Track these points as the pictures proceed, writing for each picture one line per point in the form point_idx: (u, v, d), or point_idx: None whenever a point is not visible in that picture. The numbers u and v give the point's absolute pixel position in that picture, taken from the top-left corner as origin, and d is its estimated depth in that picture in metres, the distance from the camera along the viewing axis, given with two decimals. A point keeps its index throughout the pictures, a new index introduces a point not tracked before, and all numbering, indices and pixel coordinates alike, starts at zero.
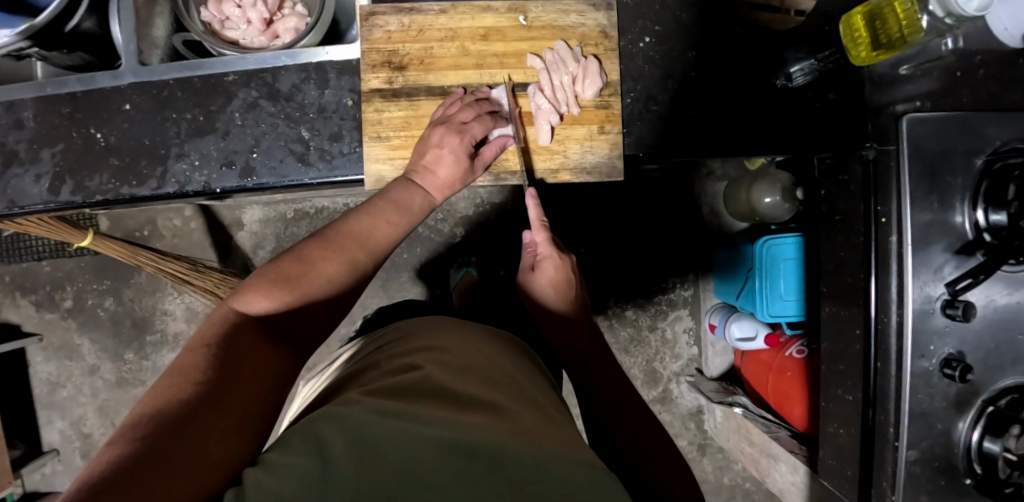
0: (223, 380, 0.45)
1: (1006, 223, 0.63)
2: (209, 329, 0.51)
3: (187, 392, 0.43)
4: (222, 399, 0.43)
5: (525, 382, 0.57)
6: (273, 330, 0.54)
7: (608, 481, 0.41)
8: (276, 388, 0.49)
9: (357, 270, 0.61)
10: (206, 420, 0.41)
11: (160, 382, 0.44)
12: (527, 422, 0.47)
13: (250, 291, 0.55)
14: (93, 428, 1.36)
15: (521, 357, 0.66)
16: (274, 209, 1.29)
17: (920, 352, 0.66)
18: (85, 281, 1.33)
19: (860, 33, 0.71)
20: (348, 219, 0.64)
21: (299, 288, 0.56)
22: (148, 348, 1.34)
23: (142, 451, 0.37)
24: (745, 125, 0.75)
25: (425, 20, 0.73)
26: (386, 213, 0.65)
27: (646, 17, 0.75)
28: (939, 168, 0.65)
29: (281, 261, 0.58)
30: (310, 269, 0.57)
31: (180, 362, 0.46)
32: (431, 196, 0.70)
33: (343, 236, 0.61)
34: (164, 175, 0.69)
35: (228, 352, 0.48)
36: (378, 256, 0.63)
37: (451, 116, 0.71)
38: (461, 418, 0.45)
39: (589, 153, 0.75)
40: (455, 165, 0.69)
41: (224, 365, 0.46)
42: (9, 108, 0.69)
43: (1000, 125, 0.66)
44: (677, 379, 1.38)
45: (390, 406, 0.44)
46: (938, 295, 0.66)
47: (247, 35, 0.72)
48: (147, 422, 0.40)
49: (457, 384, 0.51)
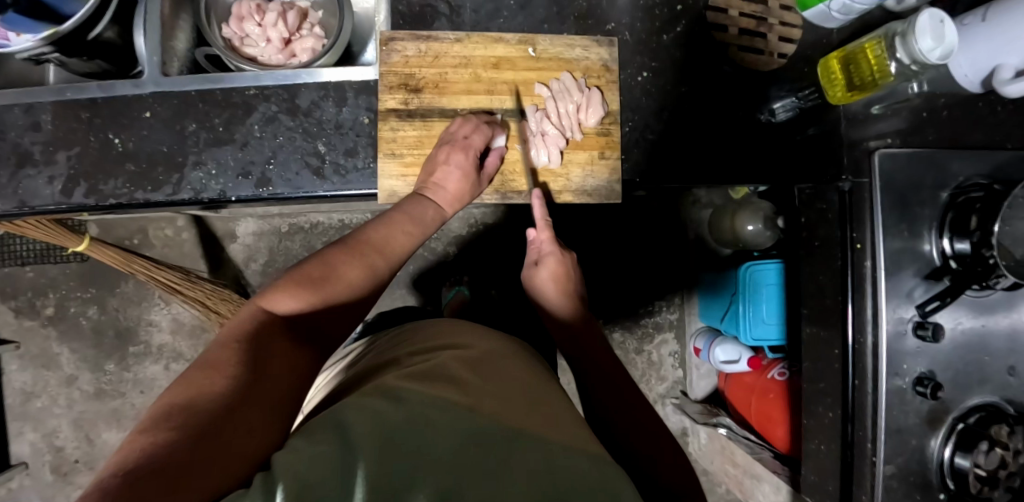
0: (250, 376, 0.46)
1: (970, 251, 0.68)
2: (238, 326, 0.52)
3: (217, 386, 0.43)
4: (249, 394, 0.44)
5: (538, 382, 0.58)
6: (298, 327, 0.55)
7: (611, 473, 0.44)
8: (301, 387, 0.50)
9: (376, 277, 0.63)
10: (238, 412, 0.42)
11: (193, 374, 0.45)
12: (537, 414, 0.50)
13: (275, 292, 0.56)
14: (66, 441, 1.32)
15: (530, 358, 0.68)
16: (269, 222, 1.30)
17: (894, 370, 0.71)
18: (69, 289, 1.31)
19: (836, 75, 0.78)
20: (365, 228, 0.67)
21: (324, 290, 0.58)
22: (130, 359, 1.31)
23: (172, 443, 0.37)
24: (735, 156, 0.80)
25: (441, 47, 0.77)
26: (402, 225, 0.68)
27: (644, 53, 0.81)
28: (910, 199, 0.71)
29: (305, 266, 0.60)
30: (334, 274, 0.60)
31: (211, 355, 0.47)
32: (443, 210, 0.73)
33: (363, 245, 0.64)
34: (179, 182, 0.71)
35: (258, 350, 0.49)
36: (395, 265, 0.67)
37: (451, 135, 0.74)
38: (478, 412, 0.46)
39: (590, 178, 0.79)
40: (464, 180, 0.72)
41: (251, 361, 0.48)
42: (28, 111, 0.71)
43: (963, 162, 0.73)
44: (662, 401, 1.42)
45: (409, 396, 0.46)
46: (910, 317, 0.71)
47: (266, 52, 0.76)
48: (180, 414, 0.40)
49: (469, 376, 0.53)
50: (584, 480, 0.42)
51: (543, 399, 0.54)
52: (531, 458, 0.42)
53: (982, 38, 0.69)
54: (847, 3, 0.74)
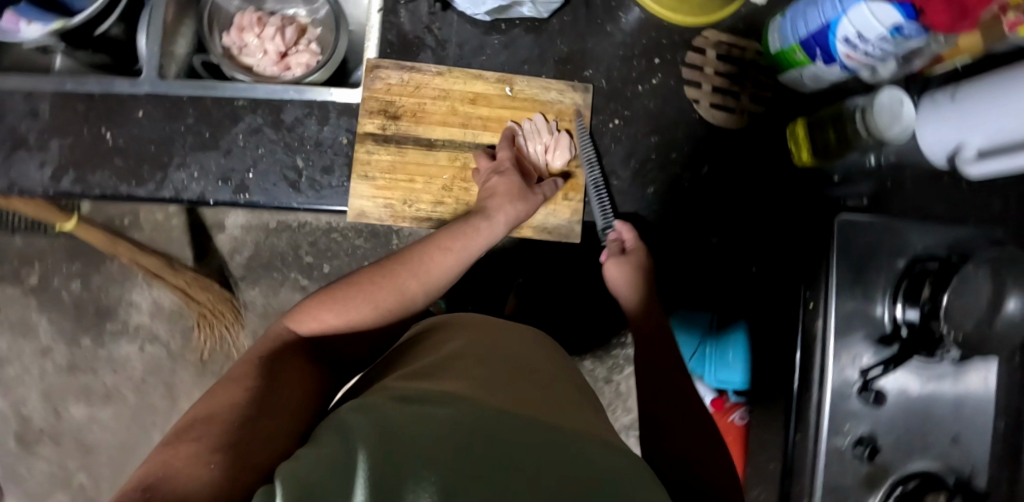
0: (267, 388, 0.49)
1: (918, 319, 0.71)
2: (264, 344, 0.57)
3: (237, 398, 0.47)
4: (266, 406, 0.47)
5: (545, 377, 0.58)
6: (319, 348, 0.60)
7: (628, 462, 0.43)
8: (314, 398, 0.53)
9: (404, 298, 0.65)
10: (257, 422, 0.44)
11: (218, 387, 0.49)
12: (546, 409, 0.49)
13: (302, 312, 0.61)
14: (33, 411, 1.33)
15: (543, 350, 0.66)
16: (257, 217, 1.32)
17: (835, 429, 0.73)
18: (55, 261, 1.33)
19: (798, 140, 0.84)
20: (406, 252, 0.70)
21: (345, 307, 0.62)
22: (106, 337, 1.33)
23: (191, 451, 0.39)
24: (696, 207, 0.86)
25: (423, 78, 0.80)
26: (436, 244, 0.71)
27: (618, 101, 0.86)
28: (866, 266, 0.74)
29: (330, 288, 0.64)
30: (360, 291, 0.63)
31: (234, 372, 0.51)
32: (493, 219, 0.75)
33: (397, 267, 0.67)
34: (163, 180, 0.74)
35: (276, 366, 0.53)
36: (431, 288, 0.68)
37: (492, 168, 0.78)
38: (486, 404, 0.45)
39: (551, 216, 0.84)
40: (512, 183, 0.77)
41: (270, 376, 0.51)
42: (28, 98, 0.74)
43: (923, 234, 0.74)
44: (626, 432, 1.43)
45: (412, 398, 0.44)
46: (854, 379, 0.73)
47: (261, 64, 0.80)
48: (199, 425, 0.43)
49: (474, 372, 0.52)
50: (603, 464, 0.41)
51: (548, 394, 0.53)
52: (543, 444, 0.41)
53: (948, 116, 0.72)
54: (817, 74, 0.79)
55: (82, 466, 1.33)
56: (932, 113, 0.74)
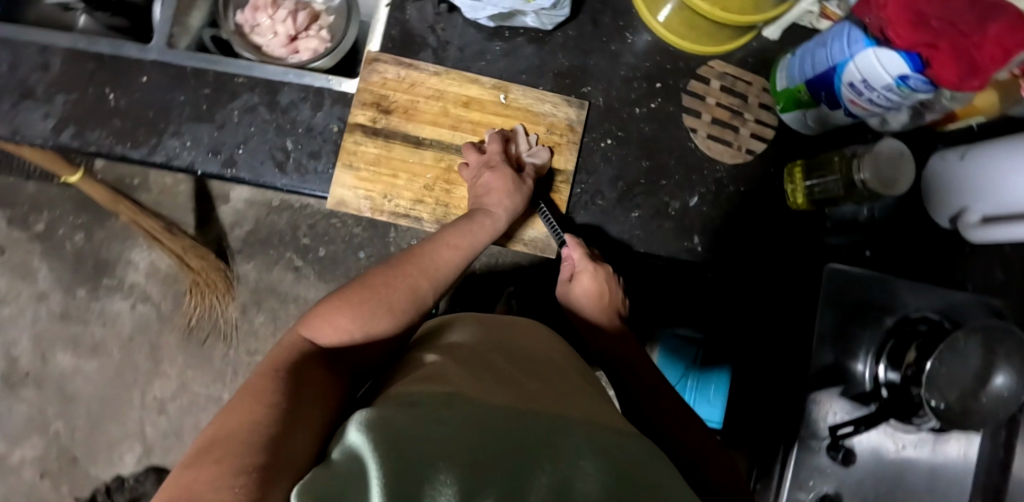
0: (291, 403, 0.44)
1: (898, 382, 0.68)
2: (279, 356, 0.51)
3: (257, 414, 0.41)
4: (295, 423, 0.42)
5: (543, 369, 0.56)
6: (340, 360, 0.55)
7: (636, 448, 0.42)
8: (334, 410, 0.48)
9: (420, 297, 0.62)
10: (284, 443, 0.39)
11: (235, 405, 0.43)
12: (552, 400, 0.47)
13: (318, 318, 0.56)
14: (22, 354, 1.36)
15: (546, 343, 0.65)
16: (262, 194, 1.34)
17: (798, 484, 0.70)
18: (63, 211, 1.35)
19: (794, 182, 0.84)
20: (414, 249, 0.67)
21: (364, 309, 0.57)
22: (101, 291, 1.36)
23: (219, 476, 0.34)
24: (682, 236, 0.85)
25: (419, 77, 0.81)
26: (445, 240, 0.69)
27: (613, 122, 0.86)
28: (852, 320, 0.73)
29: (345, 289, 0.59)
30: (380, 292, 0.59)
31: (251, 388, 0.45)
32: (493, 214, 0.74)
33: (409, 265, 0.63)
34: (156, 145, 0.76)
35: (298, 382, 0.47)
36: (440, 283, 0.65)
37: (482, 161, 0.78)
38: (490, 402, 0.43)
39: (529, 228, 0.84)
40: (503, 176, 0.76)
41: (292, 392, 0.46)
42: (41, 51, 0.76)
43: (917, 296, 0.74)
44: None
45: (418, 397, 0.41)
46: (824, 435, 0.71)
47: (271, 44, 0.83)
48: (219, 449, 0.38)
49: (470, 371, 0.50)
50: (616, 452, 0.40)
51: (549, 383, 0.52)
52: (558, 437, 0.39)
53: (964, 179, 0.71)
54: (823, 115, 0.79)
55: (60, 414, 1.35)
56: (950, 174, 0.73)
